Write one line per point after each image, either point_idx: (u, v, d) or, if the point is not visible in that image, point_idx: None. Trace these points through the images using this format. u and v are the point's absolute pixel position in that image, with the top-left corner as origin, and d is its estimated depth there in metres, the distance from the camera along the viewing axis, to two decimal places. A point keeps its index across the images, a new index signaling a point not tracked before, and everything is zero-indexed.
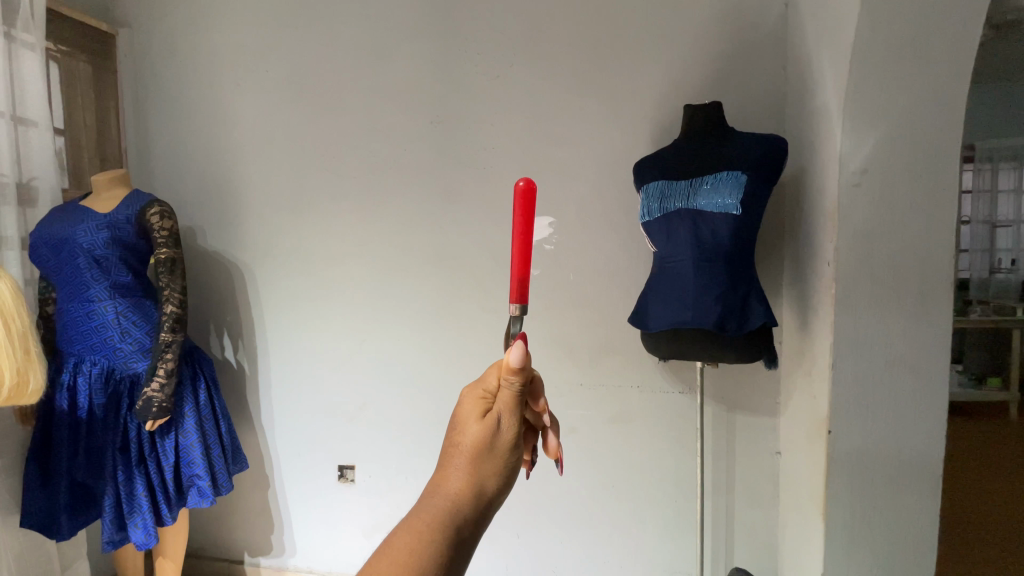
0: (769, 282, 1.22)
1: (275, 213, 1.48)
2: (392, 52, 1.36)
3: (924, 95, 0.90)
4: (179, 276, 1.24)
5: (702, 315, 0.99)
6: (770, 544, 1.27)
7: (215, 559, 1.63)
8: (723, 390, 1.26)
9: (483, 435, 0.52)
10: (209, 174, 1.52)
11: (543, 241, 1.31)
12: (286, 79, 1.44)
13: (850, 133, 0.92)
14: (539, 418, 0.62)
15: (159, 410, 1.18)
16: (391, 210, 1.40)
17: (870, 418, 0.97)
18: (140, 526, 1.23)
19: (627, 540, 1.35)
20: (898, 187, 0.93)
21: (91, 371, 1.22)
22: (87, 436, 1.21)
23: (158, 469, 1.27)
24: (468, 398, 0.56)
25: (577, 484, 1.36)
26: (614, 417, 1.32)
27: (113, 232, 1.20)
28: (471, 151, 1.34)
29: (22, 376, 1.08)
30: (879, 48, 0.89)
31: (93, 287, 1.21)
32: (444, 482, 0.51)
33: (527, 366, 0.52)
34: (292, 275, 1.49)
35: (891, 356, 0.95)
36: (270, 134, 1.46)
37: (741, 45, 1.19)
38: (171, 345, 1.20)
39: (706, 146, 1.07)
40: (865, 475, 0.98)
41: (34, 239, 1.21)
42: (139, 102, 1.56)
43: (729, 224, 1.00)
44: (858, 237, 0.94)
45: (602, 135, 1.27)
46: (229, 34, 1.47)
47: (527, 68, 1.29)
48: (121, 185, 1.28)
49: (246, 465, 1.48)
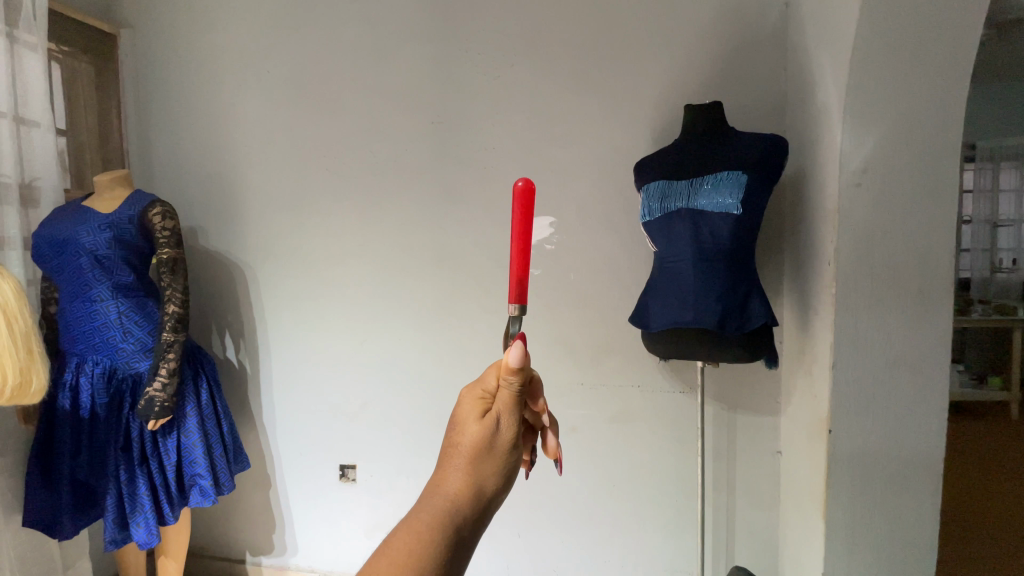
0: (770, 282, 1.22)
1: (277, 213, 1.48)
2: (392, 52, 1.37)
3: (924, 95, 0.90)
4: (181, 276, 1.24)
5: (702, 315, 1.00)
6: (771, 543, 1.28)
7: (217, 559, 1.63)
8: (723, 390, 1.27)
9: (482, 435, 0.52)
10: (210, 174, 1.52)
11: (543, 241, 1.31)
12: (287, 79, 1.44)
13: (850, 133, 0.92)
14: (538, 418, 0.62)
15: (161, 410, 1.18)
16: (392, 210, 1.40)
17: (870, 417, 0.97)
18: (142, 526, 1.24)
19: (628, 540, 1.35)
20: (899, 187, 0.93)
21: (93, 371, 1.22)
22: (89, 435, 1.21)
23: (160, 468, 1.28)
24: (467, 398, 0.56)
25: (577, 484, 1.36)
26: (614, 417, 1.33)
27: (115, 232, 1.21)
28: (471, 152, 1.34)
29: (24, 376, 1.08)
30: (879, 47, 0.89)
31: (96, 286, 1.21)
32: (443, 482, 0.51)
33: (526, 366, 0.52)
34: (293, 275, 1.49)
35: (890, 356, 0.96)
36: (271, 134, 1.47)
37: (741, 45, 1.19)
38: (173, 345, 1.21)
39: (706, 146, 1.07)
40: (865, 475, 0.98)
41: (36, 240, 1.21)
42: (141, 103, 1.56)
43: (729, 224, 1.00)
44: (858, 237, 0.94)
45: (602, 135, 1.27)
46: (230, 34, 1.47)
47: (528, 68, 1.29)
48: (123, 186, 1.28)
49: (247, 464, 1.49)
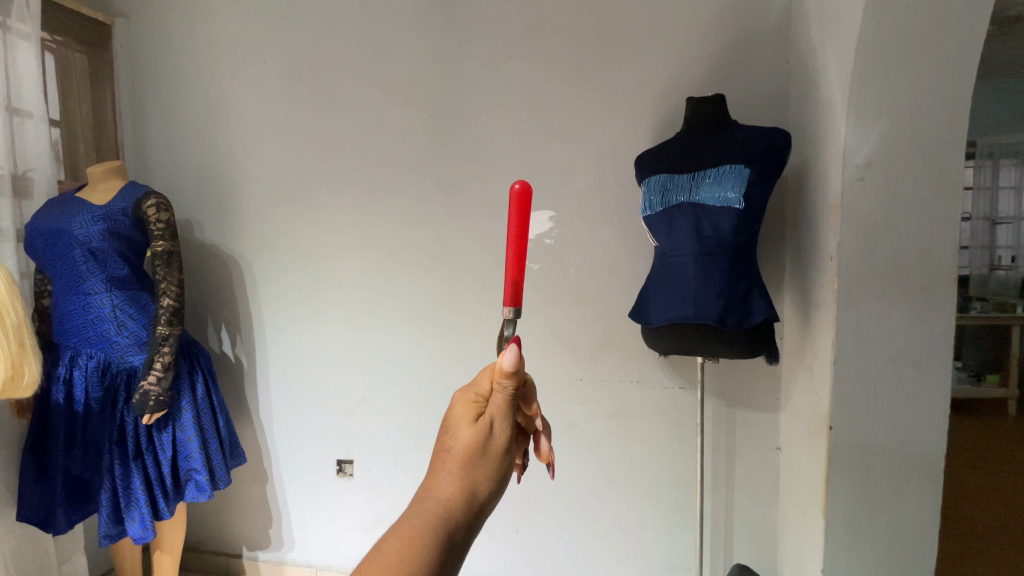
0: (771, 278, 1.21)
1: (274, 206, 1.47)
2: (391, 43, 1.35)
3: (929, 90, 0.89)
4: (176, 269, 1.22)
5: (703, 309, 0.98)
6: (770, 540, 1.27)
7: (214, 554, 1.62)
8: (724, 386, 1.26)
9: (475, 439, 0.51)
10: (206, 165, 1.51)
11: (543, 236, 1.30)
12: (284, 71, 1.42)
13: (854, 128, 0.91)
14: (531, 422, 0.61)
15: (156, 404, 1.17)
16: (390, 204, 1.39)
17: (871, 415, 0.96)
18: (137, 521, 1.22)
19: (627, 536, 1.34)
20: (902, 183, 0.92)
21: (87, 364, 1.21)
22: (84, 429, 1.20)
23: (155, 462, 1.26)
24: (459, 402, 0.55)
25: (576, 481, 1.36)
26: (614, 413, 1.32)
27: (108, 224, 1.19)
28: (469, 145, 1.33)
29: (17, 370, 1.06)
30: (884, 41, 0.88)
31: (89, 279, 1.19)
32: (435, 487, 0.50)
33: (521, 368, 0.51)
34: (291, 268, 1.48)
35: (892, 353, 0.95)
36: (267, 126, 1.45)
37: (745, 38, 1.17)
38: (168, 339, 1.19)
39: (708, 140, 1.06)
40: (867, 471, 0.97)
41: (30, 233, 1.20)
42: (136, 93, 1.54)
43: (732, 218, 0.99)
44: (861, 232, 0.93)
45: (601, 128, 1.25)
46: (226, 23, 1.45)
47: (528, 60, 1.28)
48: (117, 177, 1.26)
49: (243, 459, 1.47)
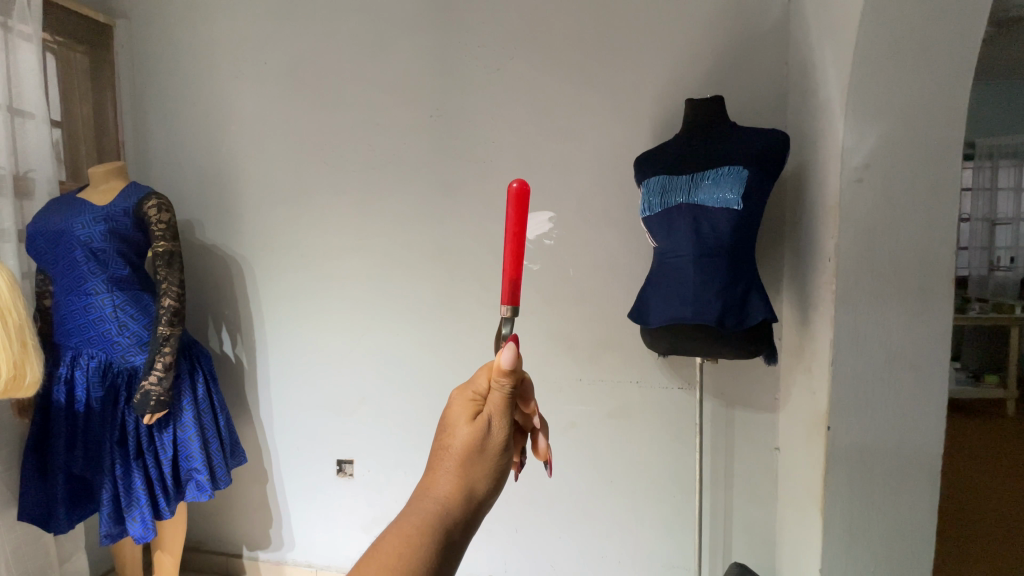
0: (770, 279, 1.22)
1: (274, 207, 1.47)
2: (391, 44, 1.35)
3: (927, 92, 0.90)
4: (177, 269, 1.23)
5: (702, 310, 0.99)
6: (768, 539, 1.28)
7: (215, 553, 1.63)
8: (723, 386, 1.26)
9: (472, 437, 0.52)
10: (207, 166, 1.51)
11: (542, 236, 1.31)
12: (284, 72, 1.43)
13: (852, 130, 0.92)
14: (528, 420, 0.61)
15: (157, 404, 1.17)
16: (390, 205, 1.39)
17: (869, 415, 0.97)
18: (138, 520, 1.23)
19: (625, 535, 1.35)
20: (900, 185, 0.92)
21: (89, 364, 1.21)
22: (85, 428, 1.20)
23: (156, 462, 1.27)
24: (458, 400, 0.55)
25: (574, 480, 1.36)
26: (613, 413, 1.32)
27: (110, 225, 1.20)
28: (469, 146, 1.33)
29: (18, 369, 1.07)
30: (882, 44, 0.88)
31: (90, 279, 1.20)
32: (433, 485, 0.51)
33: (518, 367, 0.52)
34: (291, 269, 1.48)
35: (889, 354, 0.95)
36: (267, 127, 1.45)
37: (743, 40, 1.18)
38: (169, 339, 1.20)
39: (708, 141, 1.07)
40: (864, 471, 0.98)
41: (32, 233, 1.21)
42: (136, 93, 1.55)
43: (730, 219, 1.00)
44: (859, 233, 0.94)
45: (601, 129, 1.26)
46: (227, 24, 1.45)
47: (528, 61, 1.28)
48: (118, 177, 1.27)
49: (244, 459, 1.48)
